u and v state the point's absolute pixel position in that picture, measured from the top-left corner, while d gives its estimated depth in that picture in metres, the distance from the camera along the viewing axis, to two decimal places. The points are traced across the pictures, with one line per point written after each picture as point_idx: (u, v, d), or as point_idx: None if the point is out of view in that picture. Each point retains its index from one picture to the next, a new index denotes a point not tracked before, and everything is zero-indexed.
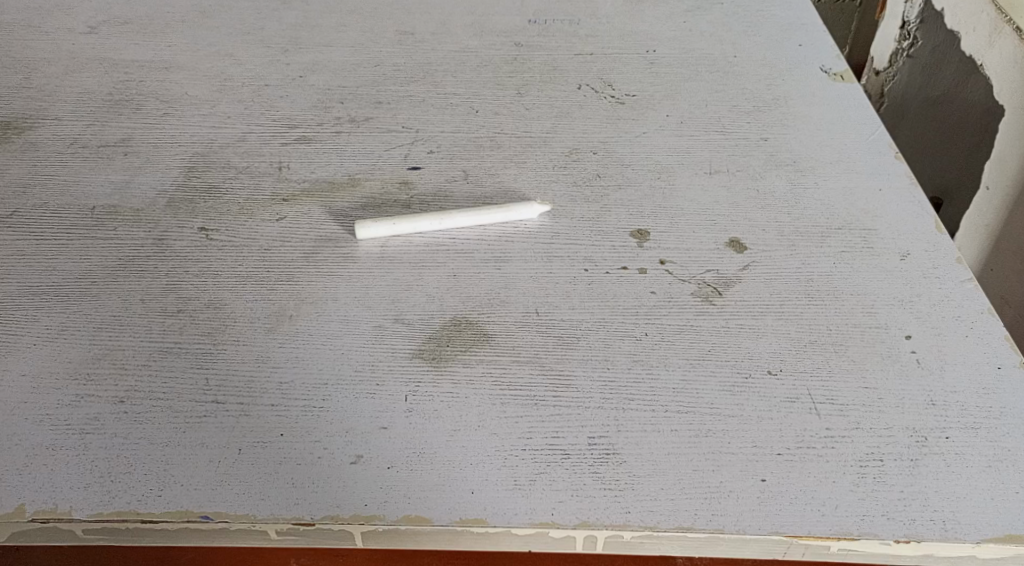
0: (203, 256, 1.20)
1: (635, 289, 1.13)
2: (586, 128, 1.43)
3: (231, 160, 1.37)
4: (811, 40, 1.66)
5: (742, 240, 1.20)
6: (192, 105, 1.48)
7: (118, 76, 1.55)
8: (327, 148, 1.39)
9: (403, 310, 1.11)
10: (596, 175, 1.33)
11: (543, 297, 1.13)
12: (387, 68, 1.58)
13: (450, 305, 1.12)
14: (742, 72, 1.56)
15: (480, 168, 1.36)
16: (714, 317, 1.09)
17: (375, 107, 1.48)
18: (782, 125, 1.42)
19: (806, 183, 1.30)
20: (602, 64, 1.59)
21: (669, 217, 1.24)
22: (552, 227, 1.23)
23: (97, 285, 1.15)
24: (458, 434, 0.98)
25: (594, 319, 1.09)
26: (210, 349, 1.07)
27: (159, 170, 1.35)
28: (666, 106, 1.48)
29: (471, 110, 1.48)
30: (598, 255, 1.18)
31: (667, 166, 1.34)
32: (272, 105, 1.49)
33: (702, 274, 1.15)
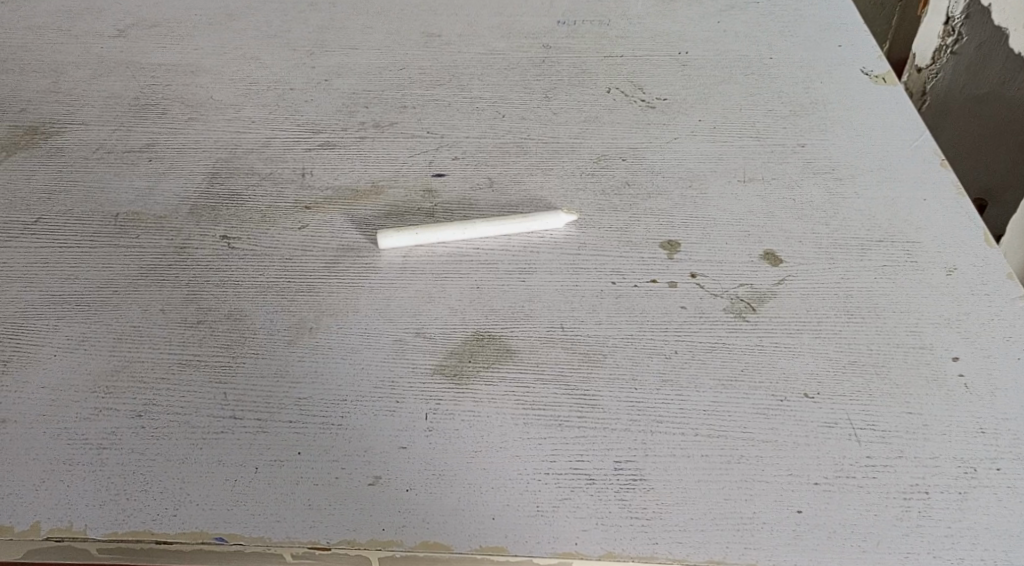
0: (224, 265, 1.18)
1: (664, 303, 1.11)
2: (615, 134, 1.40)
3: (254, 166, 1.35)
4: (851, 40, 1.62)
5: (778, 253, 1.18)
6: (217, 109, 1.47)
7: (145, 80, 1.54)
8: (351, 154, 1.37)
9: (425, 324, 1.09)
10: (624, 183, 1.31)
11: (569, 311, 1.10)
12: (413, 72, 1.56)
13: (472, 320, 1.09)
14: (778, 74, 1.54)
15: (505, 175, 1.33)
16: (747, 334, 1.06)
17: (400, 112, 1.46)
18: (821, 130, 1.40)
19: (845, 194, 1.27)
20: (631, 67, 1.56)
21: (701, 228, 1.22)
22: (580, 238, 1.21)
23: (118, 294, 1.14)
24: (479, 455, 0.95)
25: (621, 335, 1.06)
26: (228, 362, 1.04)
27: (183, 177, 1.33)
28: (699, 111, 1.45)
29: (498, 115, 1.45)
30: (627, 268, 1.16)
31: (700, 174, 1.32)
32: (296, 110, 1.47)
33: (735, 289, 1.12)
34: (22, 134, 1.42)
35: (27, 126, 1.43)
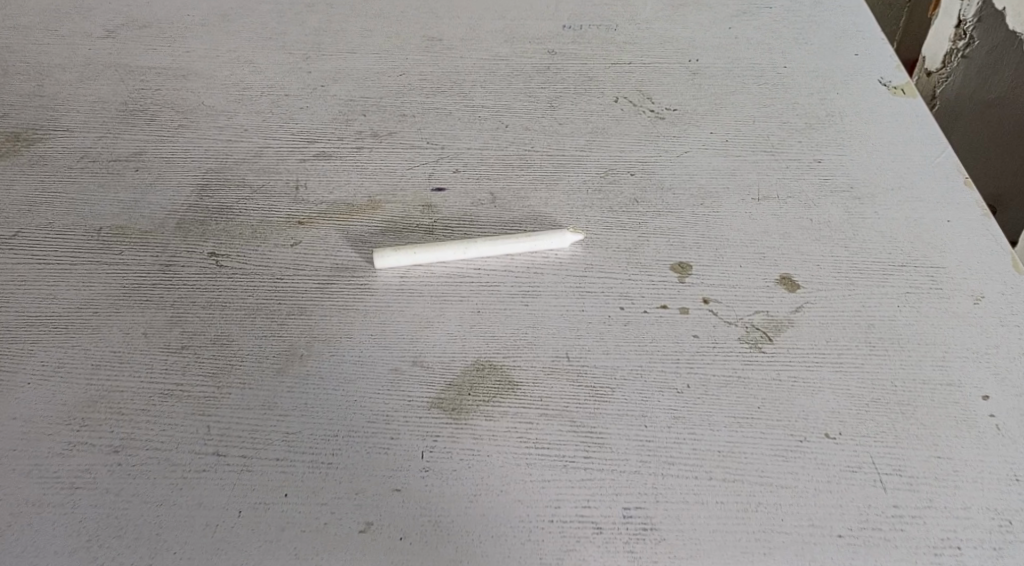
0: (212, 285, 1.12)
1: (675, 331, 1.06)
2: (622, 148, 1.35)
3: (246, 178, 1.29)
4: (869, 49, 1.57)
5: (795, 278, 1.12)
6: (208, 116, 1.40)
7: (134, 84, 1.47)
8: (346, 166, 1.31)
9: (422, 352, 1.03)
10: (633, 200, 1.25)
11: (575, 339, 1.05)
12: (413, 78, 1.49)
13: (472, 348, 1.03)
14: (793, 84, 1.49)
15: (508, 190, 1.27)
16: (765, 367, 1.00)
17: (399, 121, 1.40)
18: (839, 144, 1.35)
19: (865, 212, 1.22)
20: (640, 75, 1.51)
21: (714, 250, 1.17)
22: (586, 259, 1.16)
23: (98, 316, 1.08)
24: (478, 500, 0.90)
25: (631, 366, 1.00)
26: (212, 393, 0.98)
27: (170, 188, 1.27)
28: (710, 123, 1.40)
29: (501, 125, 1.40)
30: (636, 291, 1.11)
31: (712, 192, 1.27)
32: (290, 117, 1.41)
33: (750, 316, 1.07)
34: (4, 141, 1.35)
35: (9, 132, 1.37)
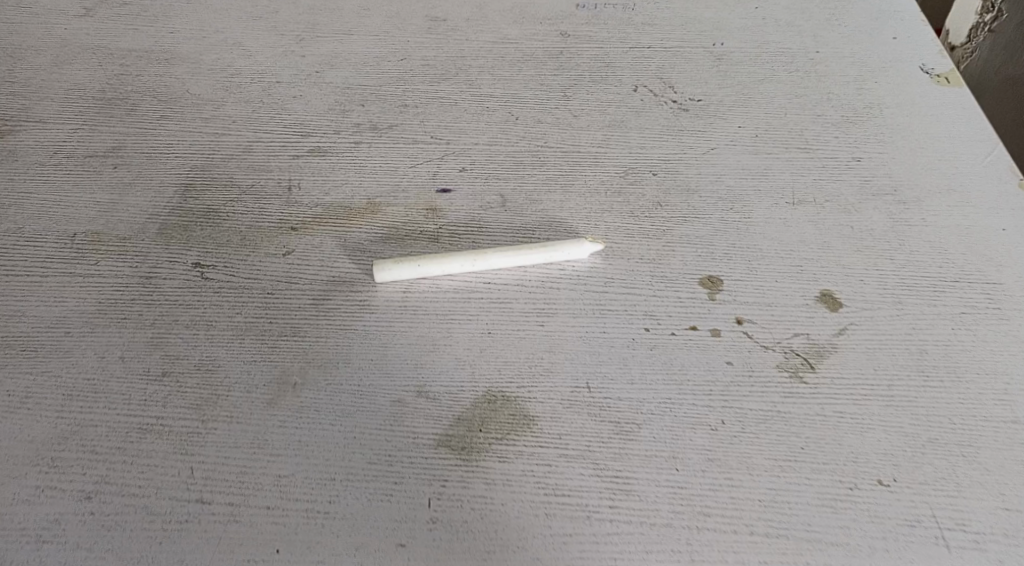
0: (196, 301, 1.01)
1: (706, 357, 0.97)
2: (642, 144, 1.25)
3: (235, 177, 1.17)
4: (907, 33, 1.47)
5: (837, 295, 1.04)
6: (194, 106, 1.28)
7: (113, 69, 1.35)
8: (344, 163, 1.20)
9: (428, 380, 0.94)
10: (656, 204, 1.16)
11: (596, 366, 0.96)
12: (415, 63, 1.38)
13: (483, 376, 0.94)
14: (826, 72, 1.40)
15: (519, 193, 1.17)
16: (808, 401, 0.93)
17: (401, 112, 1.29)
18: (879, 142, 1.27)
19: (912, 220, 1.14)
20: (660, 61, 1.41)
21: (745, 261, 1.08)
22: (607, 272, 1.06)
23: (71, 337, 0.97)
24: (493, 558, 0.84)
25: (658, 399, 0.93)
26: (197, 428, 0.90)
27: (152, 188, 1.15)
28: (738, 116, 1.30)
29: (510, 117, 1.29)
30: (661, 310, 1.02)
31: (743, 195, 1.18)
32: (283, 107, 1.29)
33: (789, 339, 0.99)
34: None
35: None
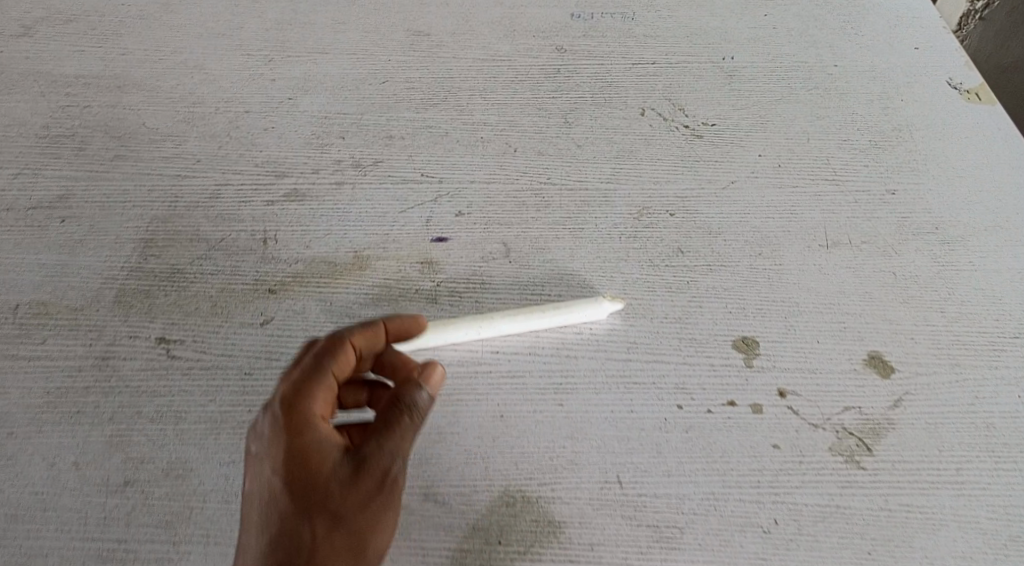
0: (163, 387, 0.91)
1: (750, 440, 0.86)
2: (656, 178, 1.12)
3: (201, 229, 1.03)
4: (929, 41, 1.33)
5: (887, 358, 0.93)
6: (150, 144, 1.12)
7: (56, 99, 1.17)
8: (325, 209, 1.06)
9: (436, 479, 0.84)
10: (676, 250, 1.03)
11: (626, 456, 0.85)
12: (398, 85, 1.21)
13: (499, 470, 0.84)
14: (848, 90, 1.25)
15: (523, 239, 1.04)
16: (868, 492, 0.84)
17: (385, 144, 1.14)
18: (914, 170, 1.14)
19: (958, 263, 1.04)
20: (669, 80, 1.25)
21: (782, 318, 0.97)
22: (629, 336, 0.94)
23: (18, 439, 0.88)
24: None
25: (700, 493, 0.84)
26: (165, 550, 0.83)
27: (107, 245, 1.01)
28: (758, 142, 1.17)
29: (508, 148, 1.15)
30: (694, 381, 0.90)
31: (771, 236, 1.05)
32: (251, 142, 1.13)
33: (840, 414, 0.88)
34: None
35: None
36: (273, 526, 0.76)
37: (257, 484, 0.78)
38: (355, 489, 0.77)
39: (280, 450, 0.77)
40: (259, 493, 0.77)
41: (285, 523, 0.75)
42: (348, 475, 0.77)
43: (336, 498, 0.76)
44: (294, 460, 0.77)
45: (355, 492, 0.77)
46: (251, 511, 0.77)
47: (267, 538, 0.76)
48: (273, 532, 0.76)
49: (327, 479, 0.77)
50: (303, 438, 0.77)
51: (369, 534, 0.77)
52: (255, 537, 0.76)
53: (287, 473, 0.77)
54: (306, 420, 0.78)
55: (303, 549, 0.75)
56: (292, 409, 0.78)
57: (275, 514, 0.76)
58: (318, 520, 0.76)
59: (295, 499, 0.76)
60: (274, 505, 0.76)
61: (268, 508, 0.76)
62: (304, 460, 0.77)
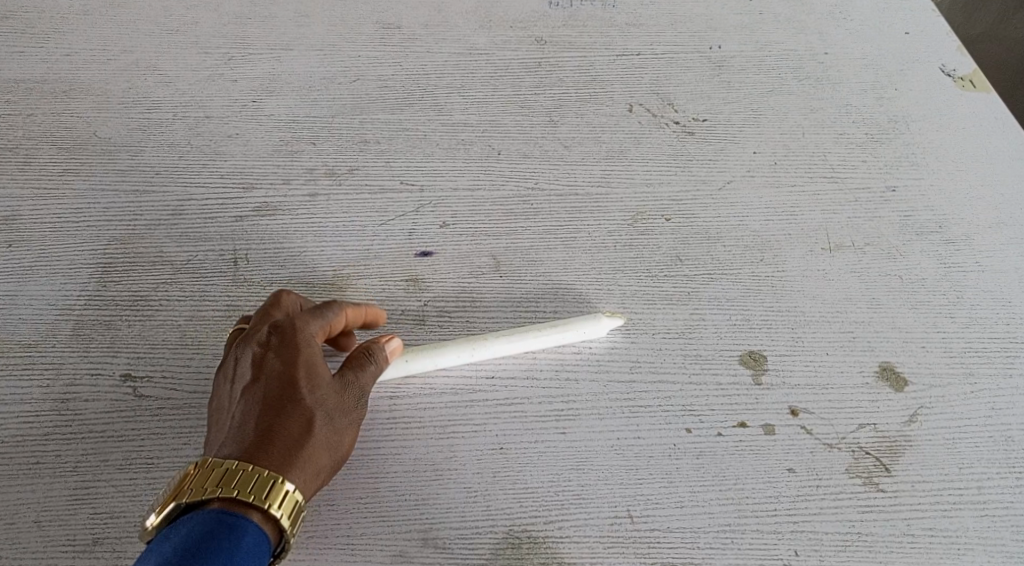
0: (131, 432, 0.84)
1: (764, 465, 0.83)
2: (648, 180, 1.06)
3: (164, 250, 0.96)
4: (918, 26, 1.28)
5: (900, 370, 0.90)
6: (104, 155, 1.04)
7: None
8: (299, 223, 1.00)
9: (434, 521, 0.79)
10: (676, 257, 0.99)
11: (635, 487, 0.81)
12: (370, 84, 1.14)
13: (501, 508, 0.79)
14: (840, 79, 1.20)
15: (514, 251, 0.99)
16: (889, 518, 0.81)
17: (360, 150, 1.07)
18: (912, 165, 1.10)
19: (965, 264, 1.00)
20: (654, 71, 1.19)
21: (789, 329, 0.92)
22: (631, 355, 0.89)
23: None
24: None
25: (716, 525, 0.80)
26: None
27: (60, 271, 0.94)
28: (751, 138, 1.12)
29: (491, 151, 1.08)
30: (702, 402, 0.86)
31: (770, 239, 1.01)
32: (215, 151, 1.05)
33: (855, 433, 0.85)
34: None
35: None
36: (270, 410, 0.75)
37: (256, 372, 0.77)
38: (346, 394, 0.78)
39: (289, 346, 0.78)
40: (257, 383, 0.77)
41: (283, 408, 0.75)
42: (342, 381, 0.79)
43: (331, 398, 0.77)
44: (303, 355, 0.78)
45: (345, 398, 0.78)
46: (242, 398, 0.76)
47: (264, 420, 0.75)
48: (267, 414, 0.75)
49: (326, 379, 0.78)
50: (309, 344, 0.79)
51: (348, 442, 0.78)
52: (246, 420, 0.75)
53: (293, 364, 0.77)
54: (313, 331, 0.80)
55: (298, 433, 0.74)
56: (305, 320, 0.81)
57: (274, 398, 0.76)
58: (314, 412, 0.76)
59: (298, 387, 0.76)
60: (274, 393, 0.76)
61: (266, 392, 0.76)
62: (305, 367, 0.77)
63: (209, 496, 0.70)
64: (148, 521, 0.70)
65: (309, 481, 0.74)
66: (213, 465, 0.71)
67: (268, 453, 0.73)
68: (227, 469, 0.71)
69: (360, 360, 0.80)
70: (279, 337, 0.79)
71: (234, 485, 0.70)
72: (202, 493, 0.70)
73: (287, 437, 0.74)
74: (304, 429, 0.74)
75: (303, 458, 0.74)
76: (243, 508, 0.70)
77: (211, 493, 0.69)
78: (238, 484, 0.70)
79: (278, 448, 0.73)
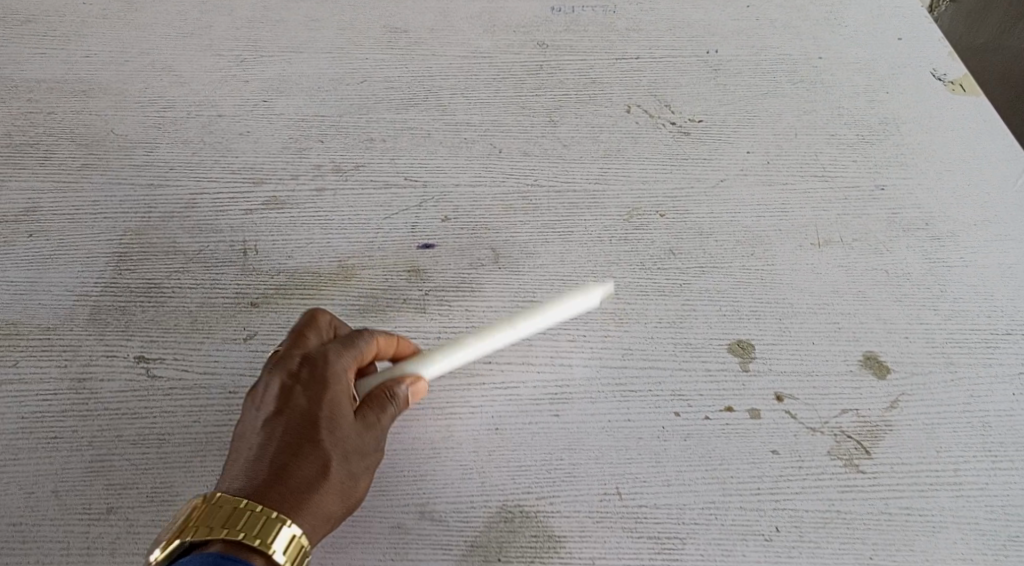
0: (144, 409, 0.88)
1: (749, 446, 0.86)
2: (644, 178, 1.10)
3: (177, 240, 1.01)
4: (911, 31, 1.31)
5: (883, 359, 0.93)
6: (121, 151, 1.09)
7: (20, 105, 1.13)
8: (307, 216, 1.04)
9: (431, 496, 0.82)
10: (669, 251, 1.02)
11: (623, 465, 0.85)
12: (377, 86, 1.18)
13: (495, 485, 0.83)
14: (833, 82, 1.24)
15: (513, 244, 1.03)
16: (868, 498, 0.84)
17: (366, 148, 1.11)
18: (901, 165, 1.13)
19: (948, 259, 1.03)
20: (652, 74, 1.23)
21: (777, 320, 0.96)
22: (623, 342, 0.93)
23: None
24: None
25: (701, 503, 0.83)
26: None
27: (77, 260, 0.98)
28: (745, 139, 1.15)
29: (493, 149, 1.12)
30: (692, 387, 0.90)
31: (761, 235, 1.04)
32: (227, 148, 1.10)
33: (838, 417, 0.88)
34: None
35: None
36: (290, 450, 0.76)
37: (280, 407, 0.78)
38: (366, 436, 0.79)
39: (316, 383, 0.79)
40: (280, 419, 0.78)
41: (303, 449, 0.76)
42: (363, 422, 0.79)
43: (349, 440, 0.78)
44: (328, 393, 0.79)
45: (364, 440, 0.79)
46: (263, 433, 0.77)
47: (282, 458, 0.76)
48: (285, 453, 0.76)
49: (347, 421, 0.79)
50: (336, 380, 0.80)
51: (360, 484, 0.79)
52: (264, 457, 0.76)
53: (318, 402, 0.78)
54: (344, 366, 0.81)
55: (313, 476, 0.76)
56: (336, 353, 0.81)
57: (294, 437, 0.76)
58: (332, 455, 0.77)
59: (318, 428, 0.77)
60: (294, 431, 0.77)
61: (287, 429, 0.77)
62: (328, 406, 0.78)
63: (214, 536, 0.71)
64: (153, 557, 0.71)
65: (319, 524, 0.75)
66: (225, 506, 0.72)
67: (279, 495, 0.74)
68: (235, 511, 0.72)
69: (384, 402, 0.81)
70: (309, 371, 0.80)
71: (240, 528, 0.71)
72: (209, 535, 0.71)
73: (300, 480, 0.75)
74: (318, 474, 0.76)
75: (314, 502, 0.75)
76: (247, 554, 0.71)
77: (218, 535, 0.71)
78: (244, 526, 0.71)
79: (290, 492, 0.74)
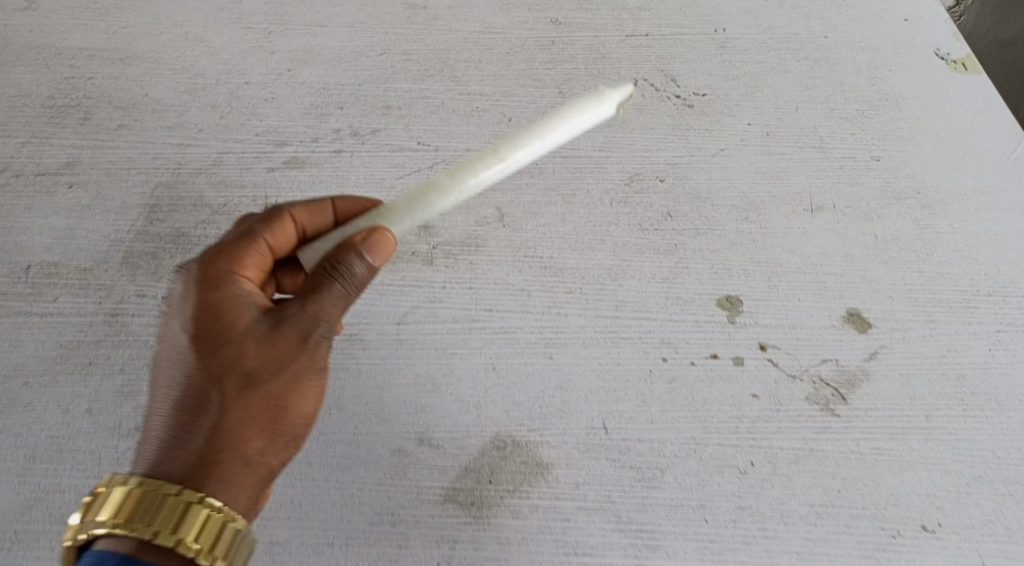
0: None
1: (730, 390, 0.93)
2: (646, 147, 1.12)
3: (204, 195, 1.08)
4: (918, 7, 1.31)
5: (865, 315, 0.98)
6: (153, 113, 1.16)
7: (61, 70, 1.20)
8: (326, 175, 1.11)
9: (430, 425, 0.90)
10: (665, 215, 1.06)
11: (612, 404, 0.92)
12: (394, 56, 1.24)
13: (491, 417, 0.91)
14: (837, 59, 1.24)
15: (517, 205, 1.04)
16: (841, 438, 0.91)
17: (383, 115, 1.17)
18: (897, 139, 1.15)
19: (939, 228, 1.07)
20: (661, 48, 1.25)
21: (765, 279, 1.01)
22: (617, 294, 0.99)
23: (33, 387, 0.95)
24: None
25: (683, 439, 0.91)
26: None
27: (112, 209, 1.06)
28: (747, 112, 1.17)
29: (503, 118, 1.18)
30: (681, 336, 0.96)
31: (757, 201, 1.08)
32: (252, 112, 1.16)
33: (817, 365, 0.94)
34: None
35: None
36: (184, 383, 0.78)
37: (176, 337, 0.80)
38: (276, 344, 0.79)
39: (203, 302, 0.80)
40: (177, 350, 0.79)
41: (199, 380, 0.78)
42: (270, 328, 0.79)
43: (254, 353, 0.79)
44: (217, 311, 0.79)
45: (275, 346, 0.79)
46: (173, 373, 0.79)
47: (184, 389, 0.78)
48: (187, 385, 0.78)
49: (249, 333, 0.79)
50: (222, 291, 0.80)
51: (284, 393, 0.79)
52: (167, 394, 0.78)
53: (210, 324, 0.79)
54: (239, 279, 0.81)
55: (216, 403, 0.77)
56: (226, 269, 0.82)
57: (192, 368, 0.78)
58: (235, 373, 0.78)
59: (212, 353, 0.78)
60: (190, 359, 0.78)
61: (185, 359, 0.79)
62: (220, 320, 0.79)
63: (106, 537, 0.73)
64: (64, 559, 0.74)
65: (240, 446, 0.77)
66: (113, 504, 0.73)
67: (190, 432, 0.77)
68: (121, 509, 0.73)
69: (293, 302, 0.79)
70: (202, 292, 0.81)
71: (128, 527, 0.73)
72: (116, 535, 0.73)
73: (204, 409, 0.77)
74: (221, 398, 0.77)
75: (225, 427, 0.77)
76: (157, 551, 0.73)
77: (124, 536, 0.73)
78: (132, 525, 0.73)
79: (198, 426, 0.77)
